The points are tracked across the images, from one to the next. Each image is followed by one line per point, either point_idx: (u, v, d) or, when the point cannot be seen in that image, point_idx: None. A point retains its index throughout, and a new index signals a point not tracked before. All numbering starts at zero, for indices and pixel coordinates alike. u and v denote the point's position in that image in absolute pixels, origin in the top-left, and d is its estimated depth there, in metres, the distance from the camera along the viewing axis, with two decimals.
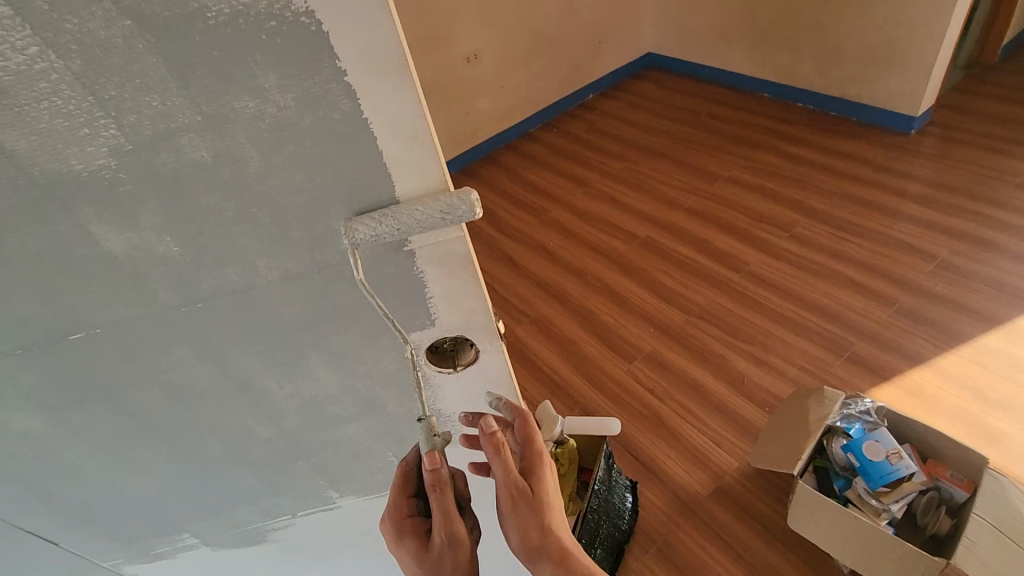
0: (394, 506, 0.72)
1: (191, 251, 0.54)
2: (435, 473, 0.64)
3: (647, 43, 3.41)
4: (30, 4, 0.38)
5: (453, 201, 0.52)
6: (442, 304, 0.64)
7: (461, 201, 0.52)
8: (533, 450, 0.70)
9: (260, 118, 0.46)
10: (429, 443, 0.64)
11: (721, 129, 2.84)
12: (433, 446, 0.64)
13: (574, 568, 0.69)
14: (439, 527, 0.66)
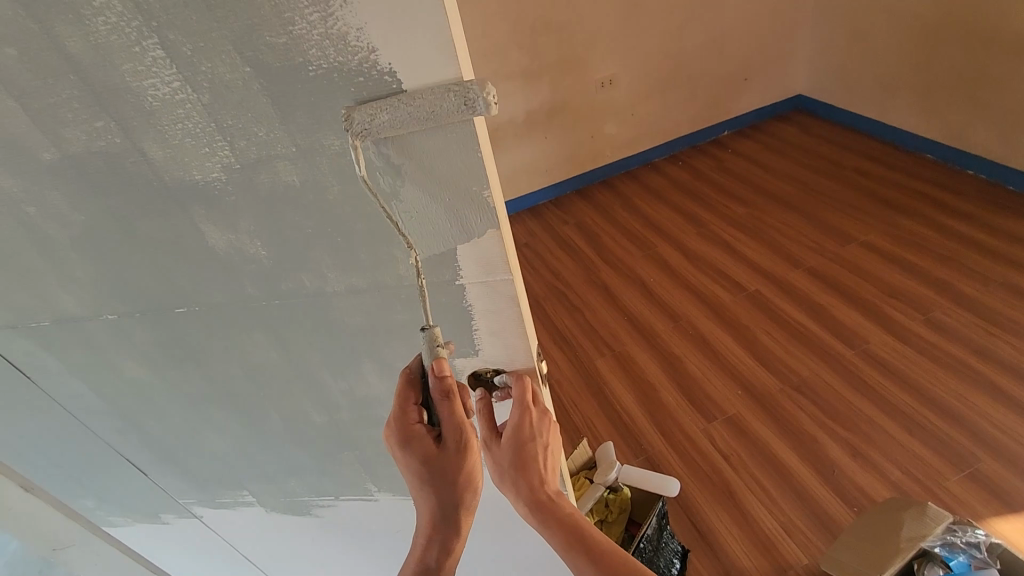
0: (401, 414, 0.67)
1: (275, 255, 0.62)
2: (445, 383, 0.62)
3: (799, 84, 3.18)
4: (178, 51, 0.47)
5: (461, 93, 0.45)
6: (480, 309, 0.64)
7: (470, 93, 0.45)
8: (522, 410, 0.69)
9: (342, 154, 0.52)
10: (434, 355, 0.59)
11: (867, 187, 2.57)
12: (439, 356, 0.59)
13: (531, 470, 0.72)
14: (447, 433, 0.66)
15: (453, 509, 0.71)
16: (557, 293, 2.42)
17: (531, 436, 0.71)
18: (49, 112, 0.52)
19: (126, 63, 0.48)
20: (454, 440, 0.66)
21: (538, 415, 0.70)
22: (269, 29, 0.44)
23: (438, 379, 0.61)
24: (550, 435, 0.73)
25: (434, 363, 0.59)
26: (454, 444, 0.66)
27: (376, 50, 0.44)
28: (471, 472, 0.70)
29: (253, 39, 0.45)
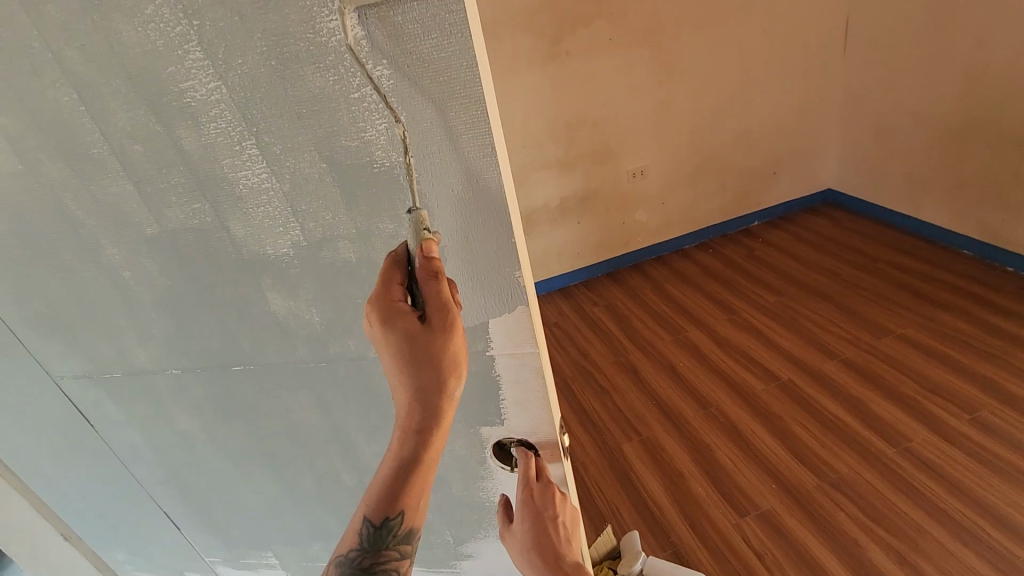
0: (383, 293, 0.58)
1: (328, 321, 0.69)
2: (433, 262, 0.55)
3: (828, 179, 3.27)
4: (270, 151, 0.57)
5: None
6: (470, 238, 0.58)
7: None
8: (526, 484, 0.74)
9: (395, 236, 0.60)
10: (419, 240, 0.55)
11: (902, 280, 2.56)
12: (426, 241, 0.55)
13: (542, 542, 0.75)
14: (431, 316, 0.57)
15: (430, 407, 0.61)
16: (585, 373, 2.43)
17: (538, 506, 0.75)
18: (157, 195, 0.63)
19: (226, 158, 0.58)
20: (438, 324, 0.57)
21: (543, 489, 0.75)
22: (346, 134, 0.54)
23: (425, 257, 0.55)
24: (560, 510, 0.75)
25: (423, 245, 0.55)
26: (439, 328, 0.57)
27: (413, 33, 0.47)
28: (456, 363, 0.60)
29: (332, 143, 0.55)
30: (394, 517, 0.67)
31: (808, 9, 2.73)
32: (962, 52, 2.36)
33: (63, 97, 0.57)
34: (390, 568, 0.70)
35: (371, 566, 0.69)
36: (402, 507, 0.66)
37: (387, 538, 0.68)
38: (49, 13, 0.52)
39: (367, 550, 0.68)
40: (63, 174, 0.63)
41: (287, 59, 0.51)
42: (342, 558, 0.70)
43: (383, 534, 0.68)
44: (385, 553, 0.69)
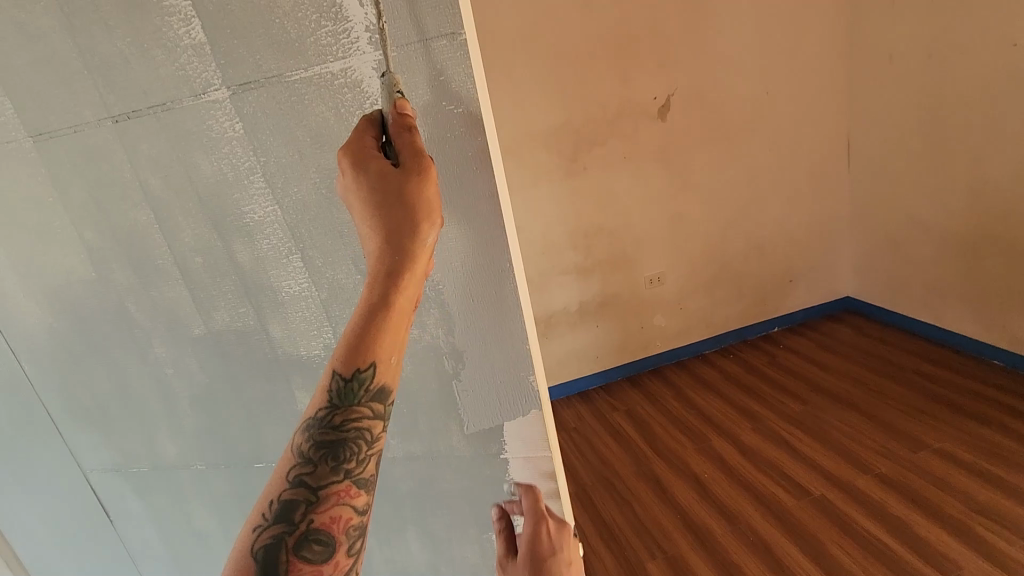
0: (353, 140, 0.52)
1: None
2: (406, 118, 0.51)
3: (846, 288, 3.20)
4: (313, 263, 0.64)
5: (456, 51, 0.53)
6: (435, 144, 0.56)
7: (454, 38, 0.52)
8: None
9: (419, 341, 0.65)
10: (392, 99, 0.51)
11: (933, 390, 2.46)
12: (399, 100, 0.51)
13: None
14: (404, 157, 0.49)
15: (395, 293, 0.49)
16: (606, 484, 2.33)
17: None
18: (208, 299, 0.70)
19: (273, 269, 0.66)
20: (412, 166, 0.49)
21: None
22: None
23: (399, 113, 0.51)
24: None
25: (396, 103, 0.51)
26: (413, 171, 0.49)
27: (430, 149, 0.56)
28: (429, 210, 0.50)
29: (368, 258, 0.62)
30: (364, 369, 0.50)
31: (813, 120, 2.77)
32: (962, 170, 2.35)
33: (142, 217, 0.67)
34: (366, 427, 0.52)
35: (343, 425, 0.51)
36: (371, 359, 0.50)
37: (357, 395, 0.51)
38: (144, 151, 0.63)
39: (338, 403, 0.51)
40: (129, 279, 0.71)
41: (337, 187, 0.60)
42: (307, 419, 0.52)
43: (352, 391, 0.51)
44: (356, 410, 0.51)
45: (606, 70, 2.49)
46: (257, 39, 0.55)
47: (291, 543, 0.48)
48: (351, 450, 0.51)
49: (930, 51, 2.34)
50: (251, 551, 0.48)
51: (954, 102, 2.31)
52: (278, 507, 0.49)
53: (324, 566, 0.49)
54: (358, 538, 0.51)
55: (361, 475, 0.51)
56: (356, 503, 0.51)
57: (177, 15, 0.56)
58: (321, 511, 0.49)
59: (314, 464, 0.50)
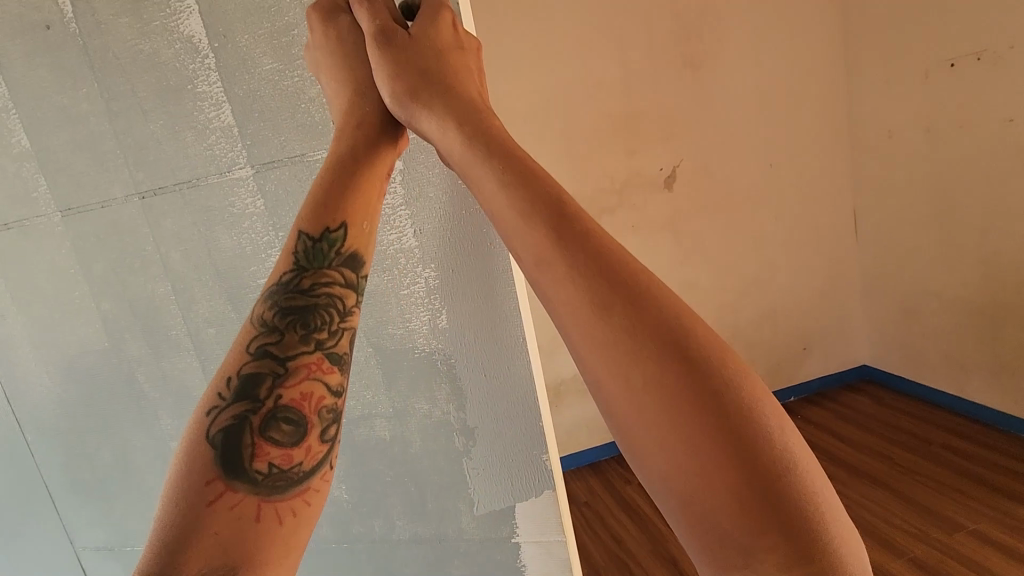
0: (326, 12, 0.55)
1: (356, 498, 0.69)
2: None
3: (861, 354, 2.97)
4: None
5: None
6: None
7: None
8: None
9: (429, 416, 0.64)
10: None
11: (964, 466, 2.17)
12: None
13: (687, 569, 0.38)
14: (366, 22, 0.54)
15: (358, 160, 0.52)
16: (621, 565, 2.09)
17: None
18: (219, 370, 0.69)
19: None
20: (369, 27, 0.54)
21: None
22: (392, 323, 0.62)
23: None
24: None
25: None
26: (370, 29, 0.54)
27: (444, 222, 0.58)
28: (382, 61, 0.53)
29: (379, 331, 0.62)
30: (334, 230, 0.51)
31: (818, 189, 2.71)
32: (974, 229, 2.25)
33: (159, 289, 0.67)
34: (336, 297, 0.51)
35: (312, 289, 0.50)
36: (342, 220, 0.51)
37: (328, 257, 0.51)
38: (168, 226, 0.65)
39: (306, 265, 0.50)
40: (140, 349, 0.71)
41: None
42: (268, 289, 0.50)
43: (323, 252, 0.51)
44: (326, 274, 0.51)
45: (608, 134, 2.42)
46: (284, 122, 0.58)
47: (256, 421, 0.46)
48: (322, 318, 0.50)
49: (932, 122, 2.31)
50: (209, 434, 0.44)
51: (960, 163, 2.24)
52: (240, 382, 0.46)
53: (295, 450, 0.47)
54: (332, 423, 0.49)
55: (333, 349, 0.50)
56: (329, 382, 0.49)
57: (208, 100, 0.60)
58: (289, 386, 0.47)
59: (280, 332, 0.48)
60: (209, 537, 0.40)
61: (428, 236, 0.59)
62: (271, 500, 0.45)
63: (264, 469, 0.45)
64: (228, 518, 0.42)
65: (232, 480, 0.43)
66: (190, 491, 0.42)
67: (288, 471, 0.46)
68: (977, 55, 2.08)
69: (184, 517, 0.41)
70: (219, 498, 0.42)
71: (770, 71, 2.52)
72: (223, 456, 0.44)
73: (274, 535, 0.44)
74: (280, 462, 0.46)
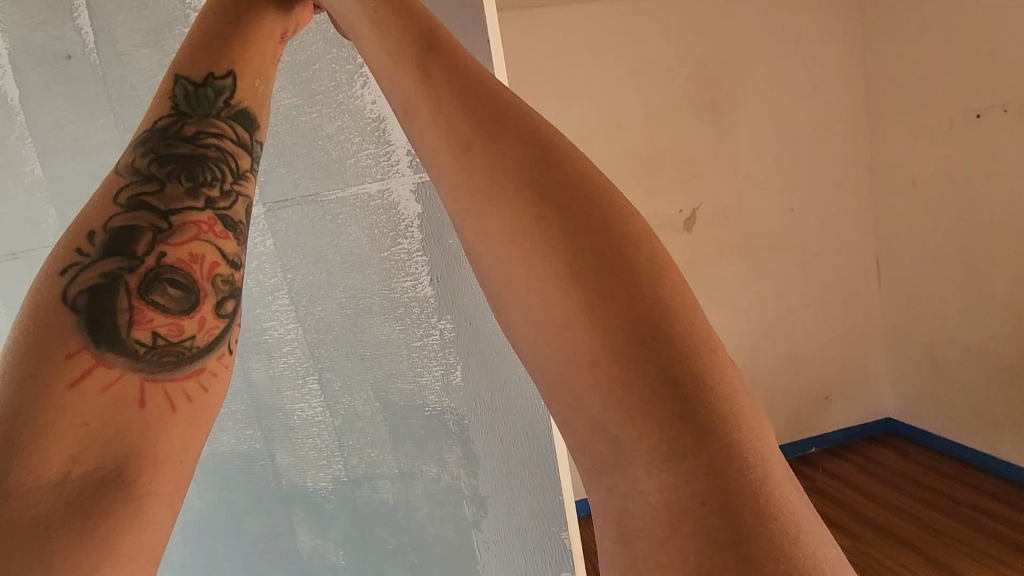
0: None
1: (353, 565, 0.62)
2: None
3: (886, 407, 2.81)
4: (329, 385, 0.59)
5: None
6: None
7: None
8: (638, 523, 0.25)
9: (437, 481, 0.58)
10: None
11: (999, 529, 1.96)
12: None
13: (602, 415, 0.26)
14: None
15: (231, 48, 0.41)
16: None
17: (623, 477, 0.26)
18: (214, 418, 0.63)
19: (289, 391, 0.60)
20: None
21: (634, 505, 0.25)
22: (403, 378, 0.57)
23: None
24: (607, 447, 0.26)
25: None
26: None
27: (465, 271, 0.54)
28: None
29: (389, 385, 0.57)
30: (220, 77, 0.40)
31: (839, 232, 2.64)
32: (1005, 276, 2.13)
33: None
34: (229, 153, 0.40)
35: (197, 137, 0.39)
36: (230, 69, 0.41)
37: (215, 103, 0.40)
38: None
39: (187, 111, 0.39)
40: None
41: (363, 309, 0.56)
42: (140, 140, 0.39)
43: (207, 98, 0.40)
44: (214, 123, 0.40)
45: (626, 172, 2.39)
46: (299, 158, 0.54)
47: (133, 283, 0.34)
48: (210, 171, 0.38)
49: (958, 171, 2.25)
50: (66, 297, 0.32)
51: (989, 209, 2.15)
52: (107, 235, 0.34)
53: (185, 322, 0.35)
54: (231, 295, 0.37)
55: (228, 212, 0.38)
56: (225, 247, 0.38)
57: None
58: (175, 244, 0.36)
59: (160, 181, 0.37)
60: (74, 427, 0.30)
61: (445, 283, 0.55)
62: (158, 381, 0.34)
63: (146, 341, 0.34)
64: (100, 402, 0.31)
65: (103, 352, 0.32)
66: (36, 362, 0.30)
67: (179, 346, 0.35)
68: (1003, 105, 2.03)
69: (26, 392, 0.29)
70: (85, 377, 0.31)
71: (793, 120, 2.51)
72: (89, 321, 0.32)
73: (163, 426, 0.32)
74: (166, 332, 0.34)
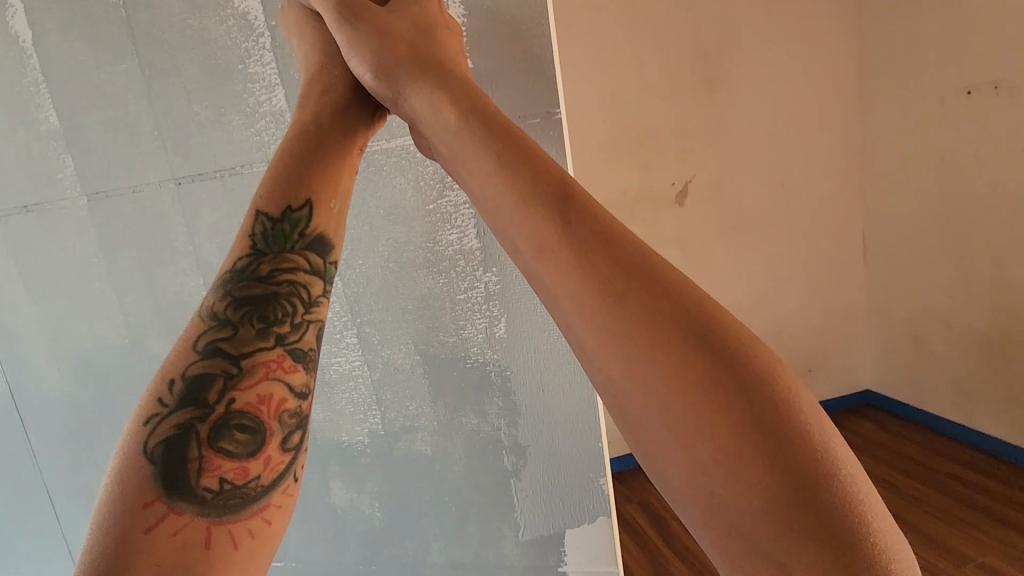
0: None
1: (388, 517, 0.64)
2: None
3: (865, 379, 2.78)
4: (368, 340, 0.59)
5: None
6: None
7: None
8: None
9: (477, 433, 0.59)
10: None
11: (974, 499, 1.98)
12: None
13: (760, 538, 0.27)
14: None
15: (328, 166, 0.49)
16: None
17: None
18: None
19: (325, 345, 0.60)
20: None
21: None
22: (445, 331, 0.57)
23: None
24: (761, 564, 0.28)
25: None
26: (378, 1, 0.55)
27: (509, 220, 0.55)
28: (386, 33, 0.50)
29: (430, 338, 0.58)
30: (297, 208, 0.47)
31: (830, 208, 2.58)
32: (987, 256, 2.13)
33: (190, 283, 0.63)
34: (300, 284, 0.46)
35: (272, 276, 0.45)
36: (307, 199, 0.47)
37: (291, 239, 0.46)
38: (205, 215, 0.61)
39: (263, 250, 0.45)
40: (165, 349, 0.66)
41: (405, 263, 0.56)
42: (223, 278, 0.45)
43: (284, 233, 0.46)
44: (289, 258, 0.46)
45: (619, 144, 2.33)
46: None
47: (204, 431, 0.40)
48: (282, 308, 0.45)
49: (944, 148, 2.21)
50: (147, 450, 0.39)
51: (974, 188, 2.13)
52: (185, 386, 0.41)
53: (250, 463, 0.41)
54: (294, 429, 0.43)
55: (295, 344, 0.44)
56: (293, 381, 0.44)
57: (261, 83, 0.56)
58: (243, 388, 0.42)
59: (234, 326, 0.43)
60: (147, 569, 0.35)
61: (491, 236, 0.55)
62: (223, 522, 0.39)
63: (214, 486, 0.40)
64: (171, 546, 0.37)
65: (175, 500, 0.38)
66: (123, 517, 0.37)
67: (243, 487, 0.41)
68: (993, 84, 1.99)
69: (111, 546, 0.35)
70: (159, 523, 0.37)
71: (786, 93, 2.44)
72: (163, 472, 0.39)
73: (225, 563, 0.38)
74: (231, 477, 0.40)
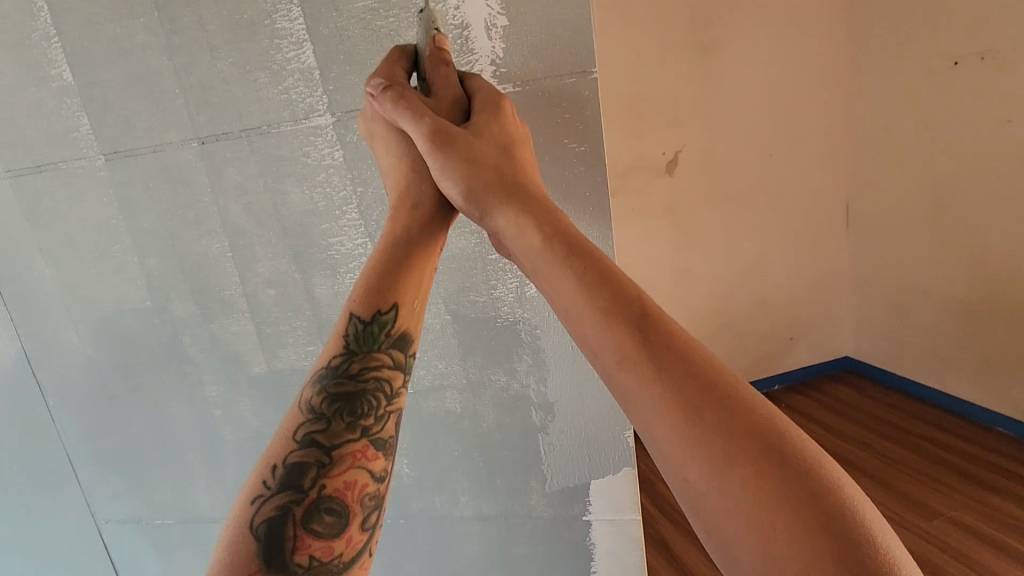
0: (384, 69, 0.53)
1: (416, 472, 0.66)
2: (442, 52, 0.54)
3: (845, 346, 2.82)
4: None
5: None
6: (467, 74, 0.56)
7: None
8: None
9: (505, 389, 0.61)
10: (429, 35, 0.53)
11: (944, 458, 2.03)
12: (438, 37, 0.54)
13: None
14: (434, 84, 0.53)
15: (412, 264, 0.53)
16: None
17: None
18: (275, 335, 0.66)
19: None
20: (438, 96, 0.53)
21: None
22: (475, 290, 0.59)
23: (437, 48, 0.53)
24: None
25: (434, 38, 0.53)
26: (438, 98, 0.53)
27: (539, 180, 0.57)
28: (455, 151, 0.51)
29: (461, 298, 0.59)
30: (385, 312, 0.51)
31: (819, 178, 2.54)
32: (969, 225, 2.14)
33: (214, 245, 0.63)
34: (384, 379, 0.50)
35: (360, 373, 0.49)
36: (393, 302, 0.51)
37: (378, 339, 0.50)
38: (231, 175, 0.60)
39: (354, 349, 0.50)
40: (189, 313, 0.66)
41: None
42: (317, 374, 0.49)
43: (372, 333, 0.50)
44: (376, 356, 0.50)
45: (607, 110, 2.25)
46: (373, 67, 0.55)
47: (298, 514, 0.44)
48: (369, 403, 0.49)
49: (930, 118, 2.19)
50: (253, 525, 0.43)
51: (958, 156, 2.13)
52: (284, 472, 0.44)
53: (336, 542, 0.45)
54: (373, 512, 0.47)
55: (379, 434, 0.48)
56: (374, 468, 0.47)
57: (289, 39, 0.55)
58: (333, 475, 0.45)
59: (327, 419, 0.47)
60: None
61: None
62: None
63: (304, 562, 0.43)
64: None
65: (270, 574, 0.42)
66: None
67: (329, 564, 0.44)
68: (980, 54, 1.97)
69: None
70: None
71: (778, 58, 2.35)
72: (263, 550, 0.42)
73: None
74: (320, 555, 0.44)
